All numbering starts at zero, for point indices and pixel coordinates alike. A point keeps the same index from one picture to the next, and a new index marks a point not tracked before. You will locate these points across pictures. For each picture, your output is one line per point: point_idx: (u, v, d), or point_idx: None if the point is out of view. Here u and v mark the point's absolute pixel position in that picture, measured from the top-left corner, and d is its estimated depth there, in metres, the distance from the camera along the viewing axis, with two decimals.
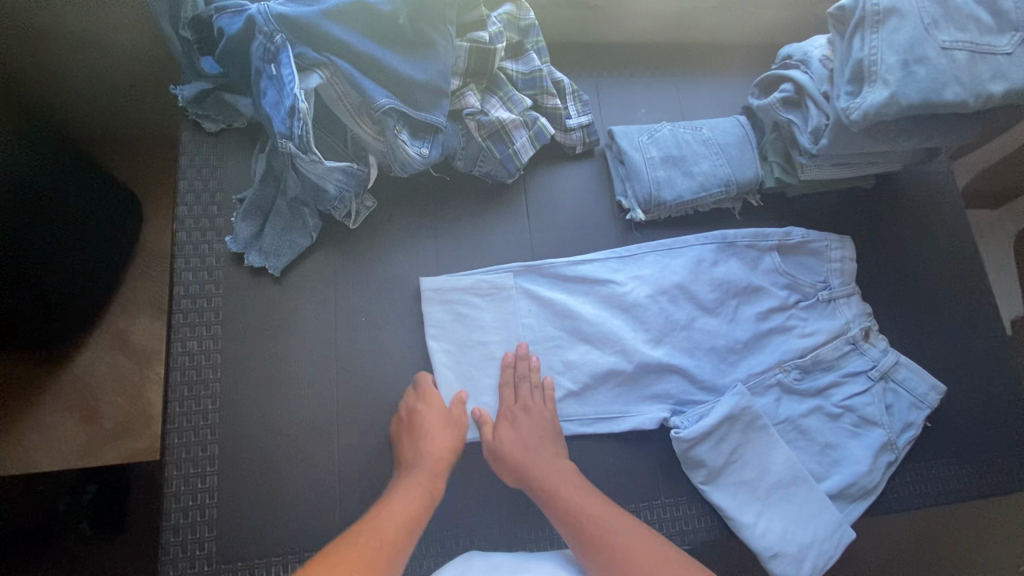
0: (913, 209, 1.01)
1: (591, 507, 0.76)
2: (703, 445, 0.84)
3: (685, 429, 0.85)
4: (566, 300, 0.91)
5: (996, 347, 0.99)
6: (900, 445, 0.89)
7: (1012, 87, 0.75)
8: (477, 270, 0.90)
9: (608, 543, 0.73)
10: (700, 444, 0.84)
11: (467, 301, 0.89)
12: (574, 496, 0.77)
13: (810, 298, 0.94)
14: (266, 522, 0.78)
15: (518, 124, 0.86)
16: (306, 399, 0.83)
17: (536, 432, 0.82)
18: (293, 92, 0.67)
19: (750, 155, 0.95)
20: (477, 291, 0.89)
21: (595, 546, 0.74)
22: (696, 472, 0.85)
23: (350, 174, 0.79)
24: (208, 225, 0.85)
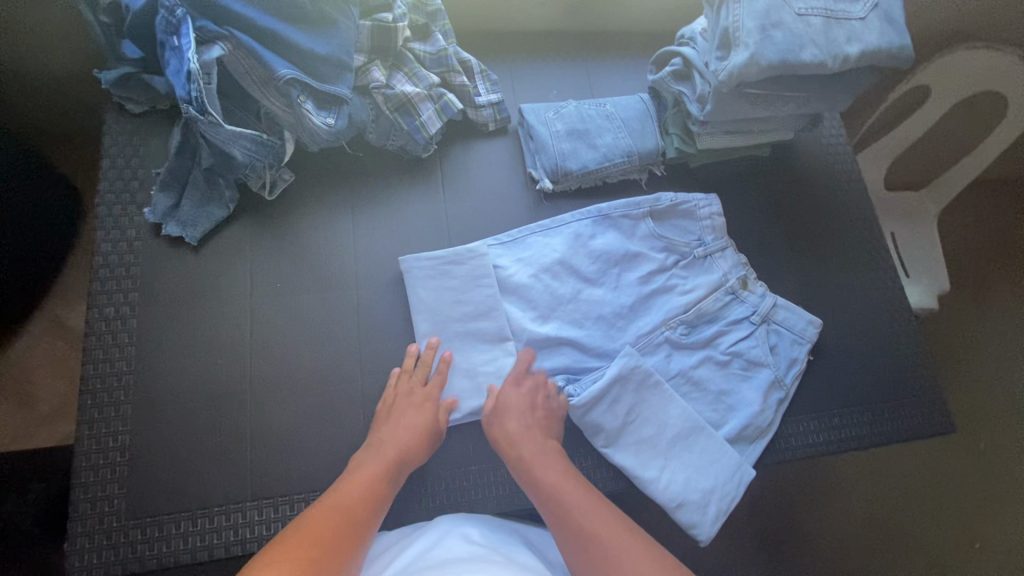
0: (808, 178, 1.08)
1: (577, 498, 0.77)
2: (597, 407, 0.88)
3: (579, 396, 0.88)
4: (456, 290, 0.92)
5: (894, 303, 1.04)
6: (787, 382, 0.94)
7: (867, 49, 0.82)
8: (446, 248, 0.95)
9: (586, 531, 0.73)
10: (594, 408, 0.88)
11: (440, 277, 0.93)
12: (556, 479, 0.80)
13: (687, 257, 1.00)
14: (178, 479, 0.80)
15: (424, 98, 0.92)
16: (219, 362, 0.86)
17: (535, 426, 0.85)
18: (188, 59, 0.75)
19: (651, 128, 1.02)
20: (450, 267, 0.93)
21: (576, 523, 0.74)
22: (595, 437, 0.88)
23: (261, 144, 0.84)
24: (129, 199, 0.89)
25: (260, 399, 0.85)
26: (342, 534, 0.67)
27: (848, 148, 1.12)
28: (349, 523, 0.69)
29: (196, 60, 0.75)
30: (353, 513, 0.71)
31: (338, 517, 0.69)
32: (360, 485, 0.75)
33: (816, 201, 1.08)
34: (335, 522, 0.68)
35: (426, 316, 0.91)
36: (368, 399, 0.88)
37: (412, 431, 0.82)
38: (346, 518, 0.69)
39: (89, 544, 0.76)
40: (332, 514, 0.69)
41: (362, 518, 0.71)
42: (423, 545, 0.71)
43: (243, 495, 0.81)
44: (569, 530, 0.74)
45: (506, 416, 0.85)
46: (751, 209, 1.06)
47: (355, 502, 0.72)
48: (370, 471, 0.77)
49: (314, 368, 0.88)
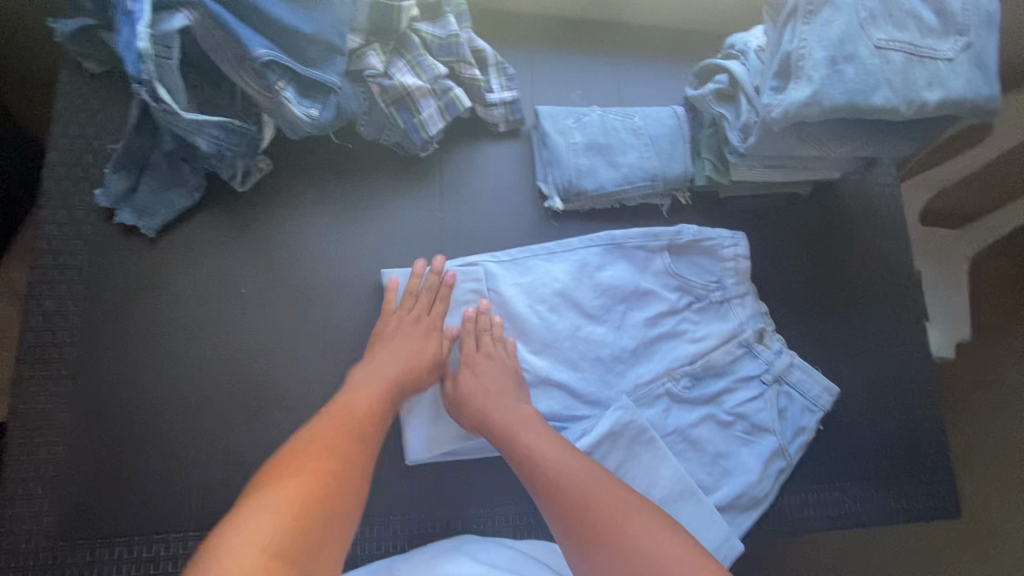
0: (848, 223, 0.97)
1: (549, 452, 0.71)
2: None
3: None
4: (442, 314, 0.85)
5: (919, 371, 0.96)
6: (792, 452, 0.86)
7: (948, 97, 0.69)
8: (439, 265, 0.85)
9: (563, 487, 0.67)
10: None
11: None
12: (527, 434, 0.74)
13: (702, 300, 0.90)
14: (114, 500, 0.73)
15: (426, 92, 0.80)
16: (170, 372, 0.77)
17: (496, 375, 0.80)
18: (138, 32, 0.60)
19: (681, 150, 0.89)
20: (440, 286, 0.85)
21: (552, 480, 0.68)
22: None
23: (231, 132, 0.72)
24: (81, 176, 0.78)
25: (213, 419, 0.77)
26: (356, 443, 0.63)
27: (897, 190, 1.00)
28: (360, 433, 0.65)
29: (147, 36, 0.61)
30: (362, 422, 0.67)
31: (343, 427, 0.65)
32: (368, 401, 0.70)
33: (852, 249, 0.97)
34: (347, 434, 0.64)
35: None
36: None
37: (420, 346, 0.79)
38: (356, 428, 0.66)
39: (13, 563, 0.69)
40: (343, 425, 0.65)
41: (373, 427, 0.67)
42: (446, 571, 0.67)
43: (186, 523, 0.74)
44: (530, 471, 0.71)
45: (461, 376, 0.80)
46: (780, 253, 0.95)
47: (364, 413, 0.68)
48: (376, 381, 0.73)
49: (276, 389, 0.80)
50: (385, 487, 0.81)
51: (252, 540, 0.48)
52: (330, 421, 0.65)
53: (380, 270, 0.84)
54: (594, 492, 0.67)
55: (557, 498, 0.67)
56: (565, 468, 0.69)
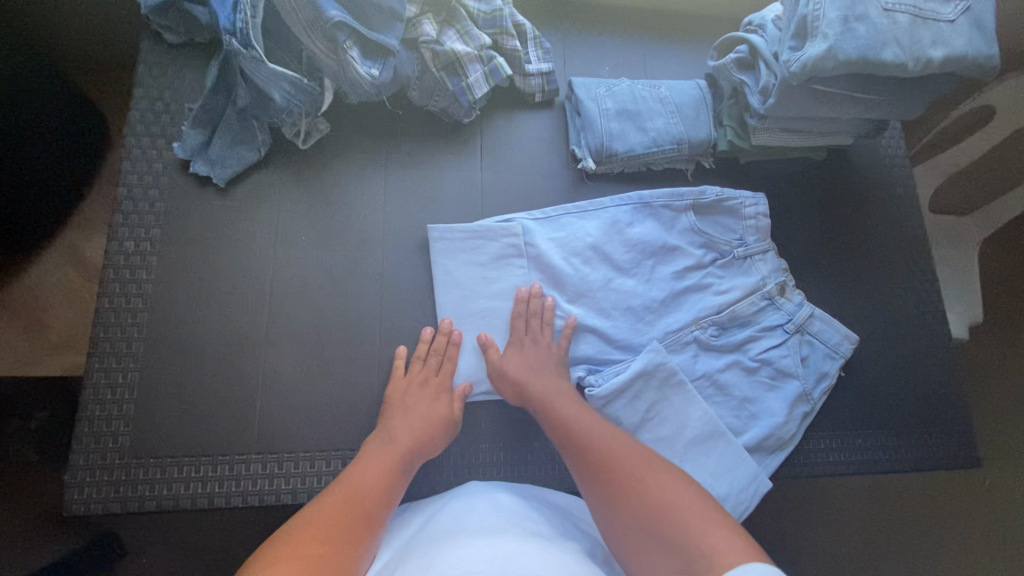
0: (861, 189, 1.03)
1: (586, 420, 0.77)
2: (618, 403, 0.85)
3: (600, 387, 0.86)
4: (483, 266, 0.90)
5: (933, 328, 1.00)
6: (815, 396, 0.91)
7: (952, 54, 0.76)
8: (483, 220, 0.92)
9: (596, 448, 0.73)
10: (615, 401, 0.85)
11: (469, 245, 0.90)
12: (570, 410, 0.78)
13: (726, 256, 0.96)
14: (183, 425, 0.78)
15: (473, 58, 0.87)
16: (235, 310, 0.83)
17: (542, 356, 0.85)
18: None
19: (704, 117, 0.96)
20: (485, 237, 0.90)
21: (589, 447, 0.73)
22: None
23: (299, 88, 0.81)
24: (159, 133, 0.86)
25: (274, 353, 0.83)
26: (355, 524, 0.64)
27: (906, 161, 1.07)
28: (363, 510, 0.66)
29: None
30: (366, 499, 0.67)
31: (347, 502, 0.66)
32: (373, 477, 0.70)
33: (866, 213, 1.03)
34: (347, 515, 0.64)
35: (451, 289, 0.88)
36: (385, 367, 0.85)
37: (427, 416, 0.79)
38: (359, 505, 0.66)
39: (90, 479, 0.75)
40: (344, 504, 0.65)
41: (375, 504, 0.68)
42: (470, 503, 0.71)
43: (248, 448, 0.79)
44: (571, 450, 0.75)
45: (508, 351, 0.86)
46: (797, 215, 1.01)
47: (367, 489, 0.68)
48: (383, 455, 0.74)
49: (332, 328, 0.85)
50: None
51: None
52: (333, 497, 0.66)
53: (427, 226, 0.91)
54: (625, 453, 0.72)
55: (597, 466, 0.71)
56: (603, 442, 0.73)
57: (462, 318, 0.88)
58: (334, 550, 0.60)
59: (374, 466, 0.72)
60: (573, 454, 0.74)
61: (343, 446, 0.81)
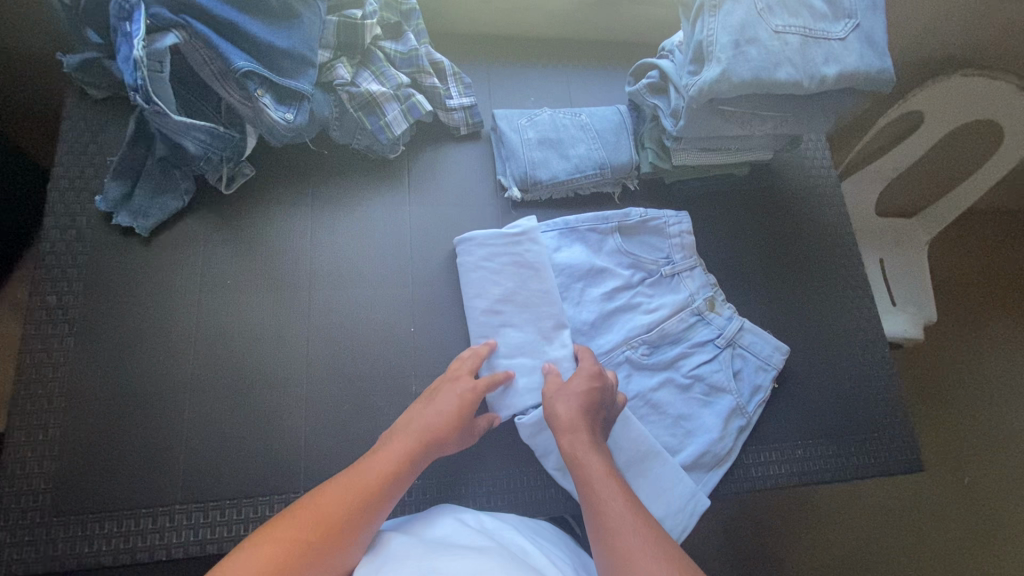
0: (787, 200, 1.06)
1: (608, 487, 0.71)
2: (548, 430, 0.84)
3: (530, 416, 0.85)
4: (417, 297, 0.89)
5: (869, 333, 1.02)
6: (749, 410, 0.91)
7: (844, 70, 0.79)
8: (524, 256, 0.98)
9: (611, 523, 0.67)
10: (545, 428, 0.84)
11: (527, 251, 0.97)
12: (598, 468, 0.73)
13: (654, 275, 0.97)
14: (107, 479, 0.78)
15: (389, 98, 0.90)
16: (161, 359, 0.83)
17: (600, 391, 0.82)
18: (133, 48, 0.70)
19: (625, 141, 0.99)
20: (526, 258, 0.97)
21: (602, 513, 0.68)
22: (547, 458, 0.84)
23: (216, 136, 0.81)
24: (83, 186, 0.87)
25: (202, 399, 0.83)
26: (345, 518, 0.64)
27: (832, 170, 1.09)
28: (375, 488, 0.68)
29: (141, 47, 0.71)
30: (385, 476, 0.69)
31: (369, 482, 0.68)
32: (382, 473, 0.70)
33: (795, 224, 1.05)
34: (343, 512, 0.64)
35: (475, 279, 0.92)
36: (313, 405, 0.85)
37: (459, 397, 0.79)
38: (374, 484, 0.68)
39: (9, 540, 0.73)
40: (342, 498, 0.65)
41: (377, 500, 0.67)
42: (440, 522, 0.72)
43: (173, 497, 0.78)
44: (596, 524, 0.67)
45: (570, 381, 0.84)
46: (726, 230, 1.03)
47: (371, 483, 0.68)
48: (397, 447, 0.73)
49: (260, 370, 0.85)
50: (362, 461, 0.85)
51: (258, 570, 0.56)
52: (331, 491, 0.66)
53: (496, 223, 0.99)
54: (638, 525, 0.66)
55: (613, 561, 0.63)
56: (627, 532, 0.65)
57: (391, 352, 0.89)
58: (315, 547, 0.60)
59: (388, 457, 0.72)
60: (597, 528, 0.67)
61: (271, 490, 0.81)
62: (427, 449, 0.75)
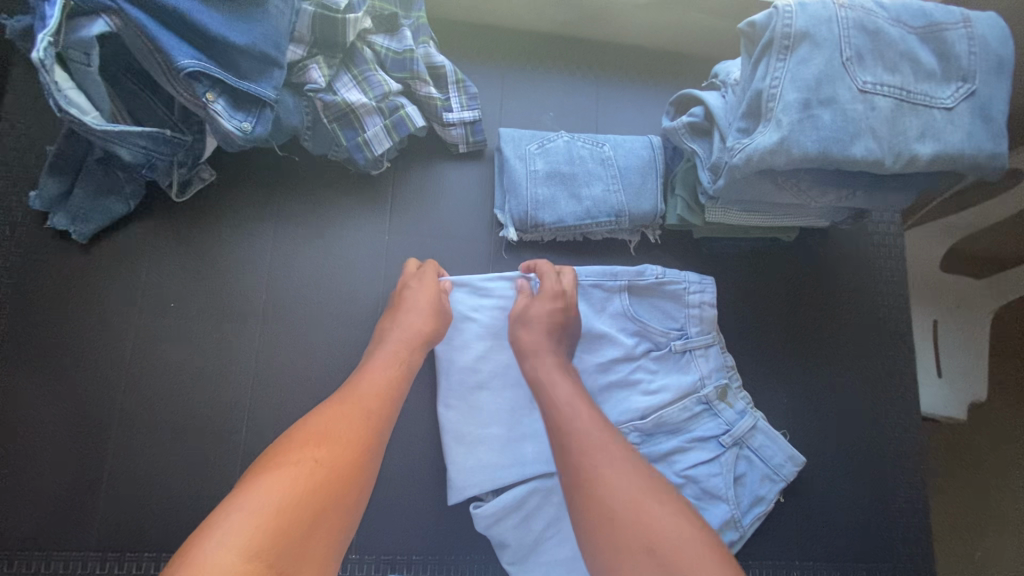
0: (838, 274, 0.88)
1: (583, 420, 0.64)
2: (507, 521, 0.74)
3: (488, 504, 0.74)
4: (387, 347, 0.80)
5: (906, 444, 0.86)
6: (745, 523, 0.79)
7: (943, 151, 0.60)
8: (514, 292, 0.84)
9: (587, 456, 0.60)
10: (504, 520, 0.74)
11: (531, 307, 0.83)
12: (574, 402, 0.66)
13: (661, 348, 0.83)
14: (21, 512, 0.71)
15: (371, 110, 0.75)
16: (90, 384, 0.75)
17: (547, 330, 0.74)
18: (37, 42, 0.56)
19: (652, 185, 0.82)
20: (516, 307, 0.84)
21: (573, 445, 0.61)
22: (502, 552, 0.74)
23: (161, 141, 0.68)
24: (22, 176, 0.77)
25: (131, 434, 0.75)
26: (359, 428, 0.58)
27: (900, 241, 0.91)
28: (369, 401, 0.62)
29: (46, 44, 0.57)
30: (377, 386, 0.64)
31: (359, 396, 0.62)
32: (380, 385, 0.64)
33: (841, 304, 0.88)
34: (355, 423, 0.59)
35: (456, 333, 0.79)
36: (251, 455, 0.76)
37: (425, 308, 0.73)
38: (367, 398, 0.62)
39: None
40: (349, 412, 0.60)
41: (384, 405, 0.62)
42: None
43: (89, 543, 0.71)
44: (565, 453, 0.62)
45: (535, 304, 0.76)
46: (757, 303, 0.87)
47: (373, 392, 0.63)
48: (393, 355, 0.68)
49: (197, 408, 0.76)
50: None
51: (272, 498, 0.50)
52: (333, 406, 0.60)
53: (491, 260, 0.85)
54: (614, 462, 0.59)
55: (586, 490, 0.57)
56: (593, 451, 0.60)
57: None
58: (333, 467, 0.54)
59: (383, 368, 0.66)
60: (567, 457, 0.61)
61: None
62: (415, 352, 0.70)
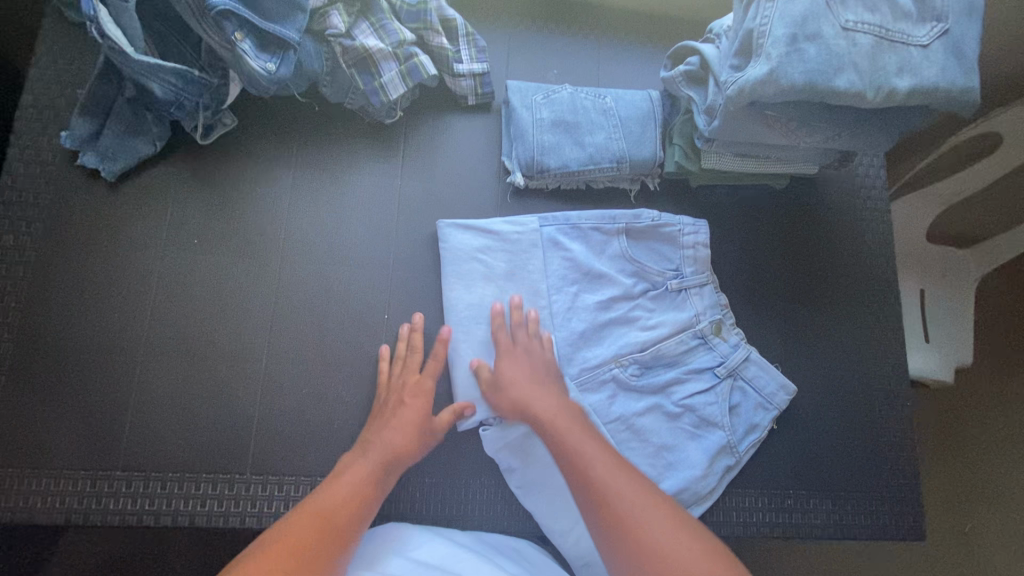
0: (827, 221, 0.94)
1: (582, 444, 0.69)
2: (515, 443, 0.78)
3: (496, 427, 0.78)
4: (400, 285, 0.85)
5: (894, 383, 0.91)
6: (741, 450, 0.83)
7: (920, 85, 0.65)
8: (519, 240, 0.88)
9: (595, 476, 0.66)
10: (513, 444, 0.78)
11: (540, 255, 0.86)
12: (571, 429, 0.71)
13: (658, 288, 0.87)
14: (48, 434, 0.74)
15: (388, 56, 0.80)
16: (116, 314, 0.78)
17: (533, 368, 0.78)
18: None
19: (651, 134, 0.87)
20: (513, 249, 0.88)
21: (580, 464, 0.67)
22: (511, 475, 0.78)
23: (188, 80, 0.74)
24: (50, 118, 0.81)
25: (155, 362, 0.78)
26: (326, 547, 0.60)
27: (884, 192, 0.96)
28: (330, 525, 0.63)
29: None
30: (334, 510, 0.64)
31: (323, 518, 0.63)
32: (342, 504, 0.65)
33: (831, 251, 0.93)
34: (318, 539, 0.61)
35: (466, 270, 0.84)
36: (270, 383, 0.79)
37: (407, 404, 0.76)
38: (328, 520, 0.63)
39: None
40: (313, 528, 0.62)
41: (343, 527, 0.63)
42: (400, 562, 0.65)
43: (114, 463, 0.75)
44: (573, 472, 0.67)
45: (500, 363, 0.79)
46: (751, 248, 0.92)
47: (336, 508, 0.65)
48: (362, 468, 0.70)
49: (218, 340, 0.80)
50: (315, 448, 0.78)
51: None
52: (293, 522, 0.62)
53: (498, 206, 0.89)
54: (618, 480, 0.65)
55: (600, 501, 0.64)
56: (599, 467, 0.66)
57: (358, 336, 0.82)
58: None
59: (357, 472, 0.69)
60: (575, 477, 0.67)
61: (216, 467, 0.76)
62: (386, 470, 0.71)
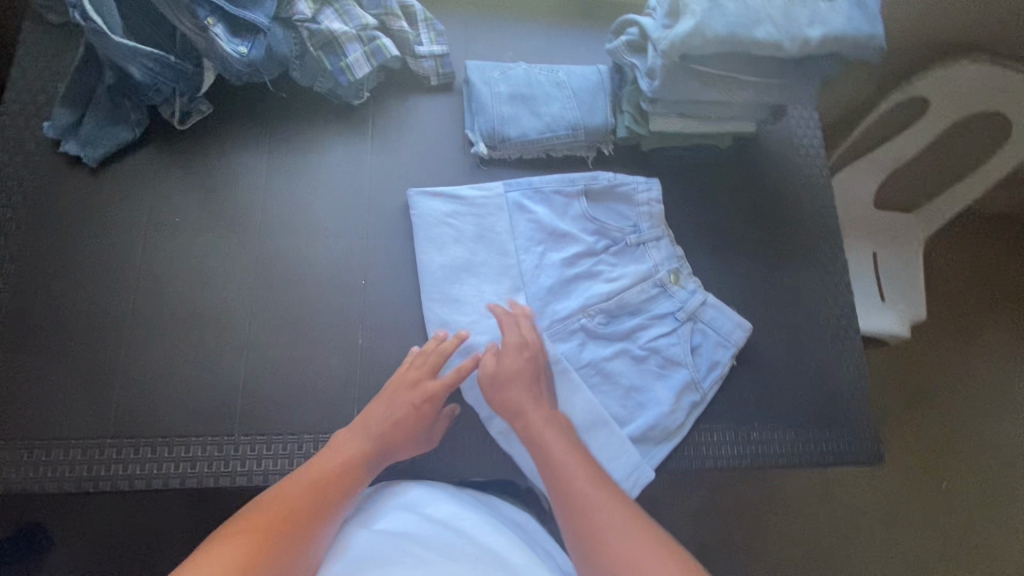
0: (770, 177, 1.01)
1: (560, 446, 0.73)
2: None
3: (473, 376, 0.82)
4: (374, 252, 0.89)
5: (844, 320, 0.98)
6: (705, 386, 0.88)
7: (830, 33, 0.73)
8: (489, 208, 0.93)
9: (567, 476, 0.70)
10: None
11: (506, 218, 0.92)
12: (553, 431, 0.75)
13: (618, 243, 0.93)
14: (36, 407, 0.77)
15: (352, 38, 0.87)
16: (100, 290, 0.82)
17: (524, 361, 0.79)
18: None
19: (602, 102, 0.95)
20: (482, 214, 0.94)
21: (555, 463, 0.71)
22: (490, 421, 0.82)
23: (165, 65, 0.80)
24: (34, 112, 0.86)
25: (140, 334, 0.81)
26: (313, 518, 0.65)
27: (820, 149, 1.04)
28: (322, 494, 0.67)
29: None
30: (326, 481, 0.69)
31: (315, 487, 0.67)
32: (334, 477, 0.69)
33: (776, 203, 1.00)
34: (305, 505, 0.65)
35: (436, 234, 0.89)
36: (253, 349, 0.83)
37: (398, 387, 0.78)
38: (320, 490, 0.67)
39: None
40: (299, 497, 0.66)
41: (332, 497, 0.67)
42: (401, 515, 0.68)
43: (102, 431, 0.77)
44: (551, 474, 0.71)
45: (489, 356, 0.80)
46: (703, 203, 0.99)
47: (328, 479, 0.69)
48: (354, 447, 0.73)
49: (201, 310, 0.83)
50: (299, 408, 0.81)
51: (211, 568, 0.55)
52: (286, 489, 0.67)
53: (465, 176, 0.95)
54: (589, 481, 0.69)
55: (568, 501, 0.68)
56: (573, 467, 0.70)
57: (336, 300, 0.86)
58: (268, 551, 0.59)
59: (348, 451, 0.73)
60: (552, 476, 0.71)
61: (203, 430, 0.78)
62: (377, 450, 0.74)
